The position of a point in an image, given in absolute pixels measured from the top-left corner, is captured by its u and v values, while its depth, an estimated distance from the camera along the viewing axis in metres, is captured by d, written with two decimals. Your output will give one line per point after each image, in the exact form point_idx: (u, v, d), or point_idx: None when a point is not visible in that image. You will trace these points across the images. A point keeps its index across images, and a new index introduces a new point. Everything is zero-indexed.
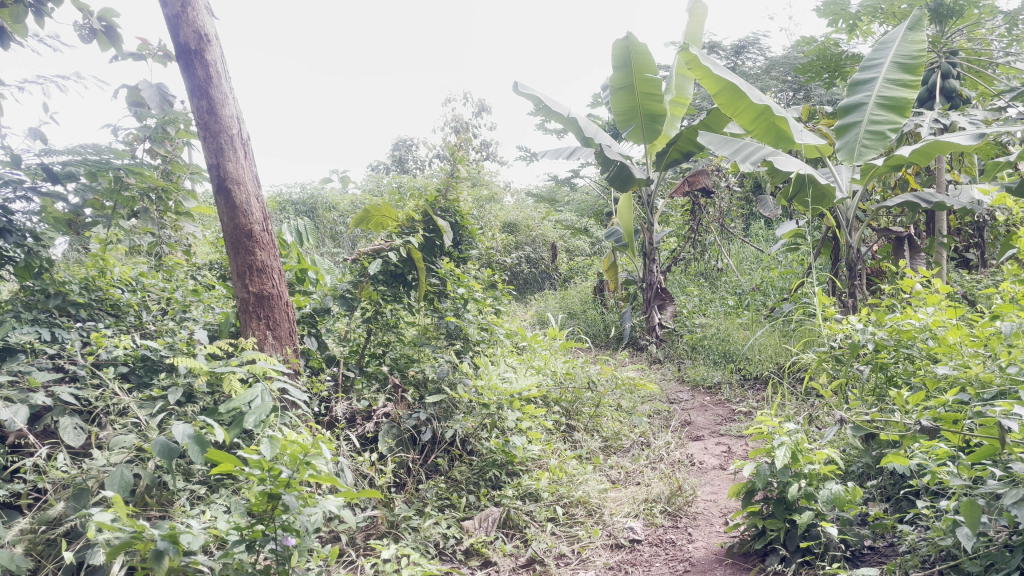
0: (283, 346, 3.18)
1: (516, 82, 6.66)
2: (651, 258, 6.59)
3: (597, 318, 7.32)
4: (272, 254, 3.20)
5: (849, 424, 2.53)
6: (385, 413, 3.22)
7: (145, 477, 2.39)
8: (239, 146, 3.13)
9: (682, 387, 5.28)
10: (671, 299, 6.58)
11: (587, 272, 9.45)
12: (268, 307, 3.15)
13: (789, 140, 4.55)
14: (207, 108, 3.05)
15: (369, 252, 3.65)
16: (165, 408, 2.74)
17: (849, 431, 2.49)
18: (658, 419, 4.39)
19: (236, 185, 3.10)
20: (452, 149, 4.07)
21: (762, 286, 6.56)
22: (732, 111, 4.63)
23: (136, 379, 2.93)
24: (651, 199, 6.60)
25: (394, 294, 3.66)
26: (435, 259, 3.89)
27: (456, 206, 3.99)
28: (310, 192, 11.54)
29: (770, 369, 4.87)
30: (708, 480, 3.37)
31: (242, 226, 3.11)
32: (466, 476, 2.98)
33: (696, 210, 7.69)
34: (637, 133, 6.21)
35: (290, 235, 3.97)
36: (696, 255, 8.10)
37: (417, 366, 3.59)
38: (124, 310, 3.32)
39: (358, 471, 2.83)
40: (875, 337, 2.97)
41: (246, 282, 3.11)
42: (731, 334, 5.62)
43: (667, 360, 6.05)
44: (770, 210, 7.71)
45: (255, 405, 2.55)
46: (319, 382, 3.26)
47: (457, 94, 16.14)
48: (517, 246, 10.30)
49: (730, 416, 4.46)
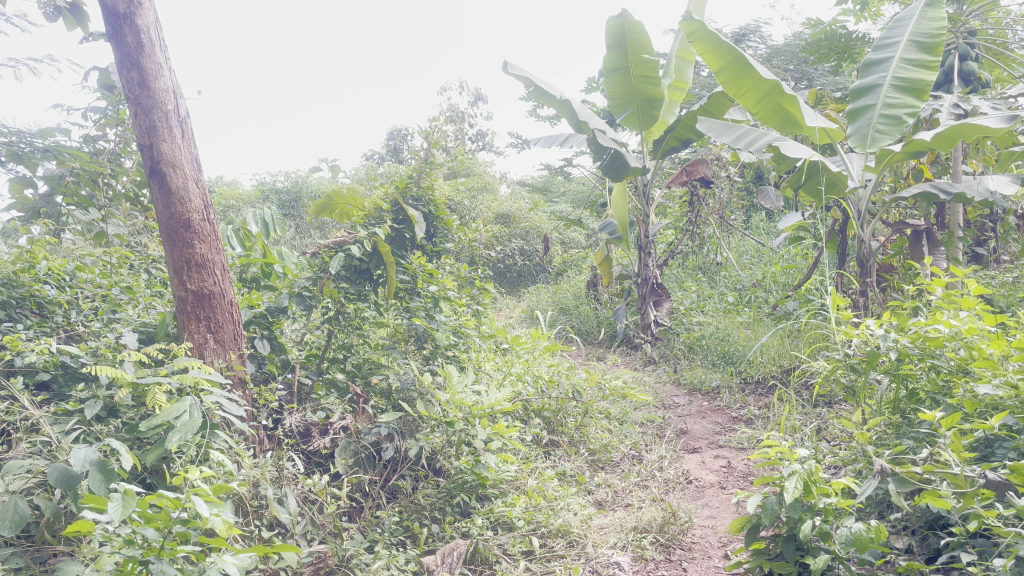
0: (225, 351, 2.81)
1: (506, 63, 6.28)
2: (646, 252, 6.22)
3: (589, 314, 6.96)
4: (214, 246, 2.83)
5: (893, 478, 2.07)
6: (343, 426, 2.87)
7: (47, 508, 2.03)
8: (176, 124, 2.76)
9: (678, 391, 4.91)
10: (668, 296, 6.21)
11: (581, 265, 9.10)
12: (209, 307, 2.78)
13: (797, 126, 4.19)
14: (138, 81, 2.68)
15: (331, 245, 3.30)
16: (82, 425, 2.37)
17: (894, 488, 2.04)
18: (651, 429, 4.04)
19: (172, 167, 2.73)
20: (428, 133, 3.73)
21: (763, 281, 6.21)
22: (737, 92, 4.25)
23: (56, 390, 2.56)
24: (646, 189, 6.23)
25: (358, 292, 3.30)
26: (405, 253, 3.53)
27: (429, 194, 3.65)
28: (295, 180, 11.24)
29: (774, 373, 4.51)
30: (704, 502, 3.02)
31: (179, 215, 2.73)
32: (431, 501, 2.63)
33: (693, 201, 7.33)
34: (633, 119, 5.83)
35: (251, 225, 3.62)
36: (694, 249, 7.73)
37: (382, 373, 3.23)
38: (52, 308, 2.95)
39: (307, 497, 2.48)
40: (896, 345, 2.61)
41: (184, 279, 2.74)
42: (731, 333, 5.25)
43: (663, 360, 5.69)
44: (771, 202, 7.34)
45: (181, 423, 2.21)
46: (269, 392, 2.90)
47: (450, 81, 15.76)
48: (508, 238, 9.90)
49: (730, 425, 4.10)
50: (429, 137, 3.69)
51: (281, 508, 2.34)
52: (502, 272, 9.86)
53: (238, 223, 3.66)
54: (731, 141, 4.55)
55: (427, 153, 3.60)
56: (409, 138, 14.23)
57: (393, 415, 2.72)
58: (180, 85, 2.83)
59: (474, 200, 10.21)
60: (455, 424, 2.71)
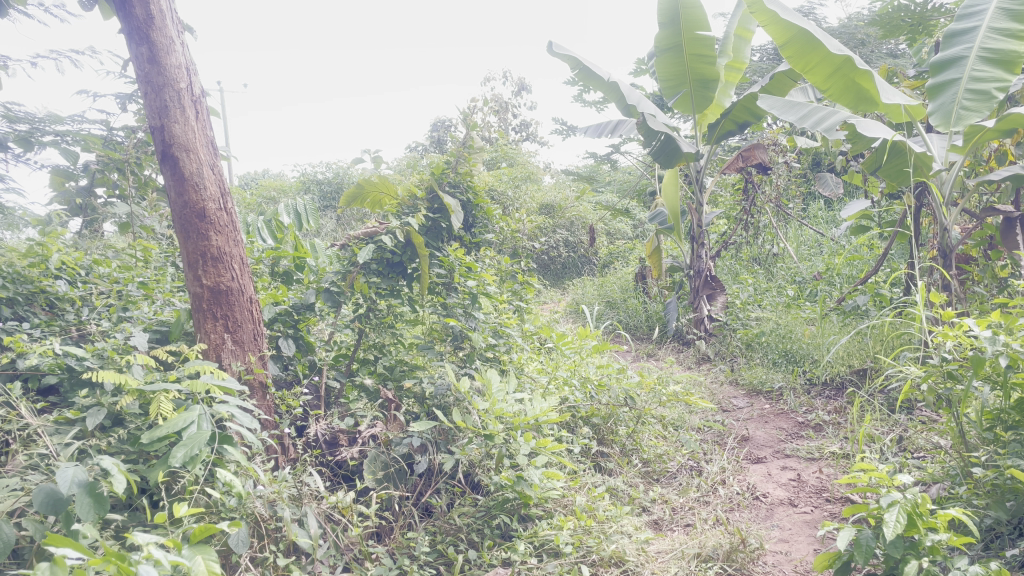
0: (244, 353, 2.57)
1: (551, 43, 5.97)
2: (699, 243, 5.87)
3: (638, 308, 6.62)
4: (232, 238, 2.58)
5: None
6: (372, 436, 2.61)
7: (36, 533, 1.79)
8: (189, 104, 2.51)
9: (736, 394, 4.56)
10: (722, 289, 5.83)
11: (629, 257, 8.75)
12: (227, 304, 2.54)
13: (872, 104, 3.77)
14: (148, 57, 2.44)
15: (361, 236, 3.01)
16: (84, 436, 2.15)
17: None
18: (709, 437, 3.70)
19: (186, 151, 2.48)
20: (466, 114, 3.44)
21: (826, 274, 5.81)
22: (803, 68, 3.89)
23: (60, 396, 2.34)
24: (700, 175, 5.86)
25: (391, 287, 3.03)
26: (441, 245, 3.25)
27: (468, 180, 3.36)
28: (337, 172, 11.12)
29: (845, 374, 4.13)
30: (775, 523, 2.70)
31: (194, 204, 2.49)
32: (467, 521, 2.36)
33: (749, 188, 6.92)
34: (686, 101, 5.47)
35: (281, 216, 3.39)
36: (748, 239, 7.31)
37: (416, 375, 2.95)
38: (64, 305, 2.76)
39: (328, 516, 2.23)
40: (1006, 350, 2.22)
41: (199, 274, 2.50)
42: (793, 330, 4.86)
43: (718, 358, 5.33)
44: (832, 189, 6.91)
45: (188, 436, 1.99)
46: (293, 397, 2.67)
47: (494, 71, 15.53)
48: (553, 229, 9.58)
49: (796, 432, 3.75)
50: (468, 119, 3.40)
51: (301, 532, 2.10)
52: (547, 264, 9.55)
53: (268, 213, 3.42)
54: (797, 120, 4.19)
55: (466, 136, 3.31)
56: (453, 129, 13.98)
57: (426, 427, 2.44)
58: (194, 61, 2.58)
59: (517, 190, 9.91)
60: (494, 438, 2.37)
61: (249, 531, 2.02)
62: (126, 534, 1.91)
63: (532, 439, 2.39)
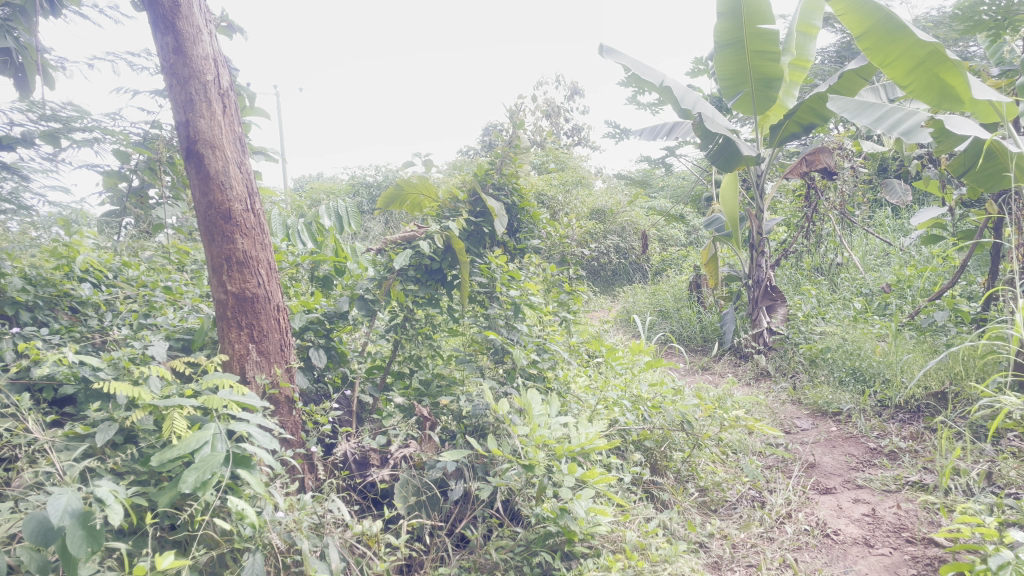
0: (269, 364, 2.39)
1: (603, 44, 5.75)
2: (759, 251, 5.56)
3: (692, 318, 6.33)
4: (258, 241, 2.40)
5: None
6: (405, 456, 2.41)
7: (31, 562, 1.60)
8: (216, 98, 2.34)
9: (799, 414, 4.26)
10: (783, 300, 5.51)
11: (682, 264, 8.44)
12: (252, 312, 2.36)
13: (958, 102, 3.48)
14: (173, 47, 2.28)
15: (399, 241, 2.87)
16: (95, 453, 1.99)
17: None
18: (771, 463, 3.42)
19: (211, 148, 2.31)
20: (513, 112, 3.24)
21: (897, 287, 5.46)
22: (882, 61, 3.67)
23: (75, 407, 2.18)
24: (760, 180, 5.53)
25: (429, 296, 2.84)
26: (483, 251, 3.06)
27: (514, 182, 3.19)
28: (385, 175, 11.07)
29: (921, 398, 3.80)
30: (851, 566, 2.42)
31: (219, 205, 2.32)
32: (505, 557, 2.13)
33: (811, 194, 6.56)
34: (747, 101, 5.17)
35: (321, 219, 3.27)
36: (809, 247, 6.95)
37: (453, 391, 2.74)
38: (87, 310, 2.62)
39: (352, 547, 2.03)
40: None
41: (223, 279, 2.33)
42: (863, 346, 4.51)
43: (778, 374, 5.02)
44: (898, 197, 6.65)
45: (200, 458, 1.81)
46: (322, 413, 2.48)
47: (548, 76, 15.42)
48: (603, 234, 9.32)
49: (868, 459, 3.45)
50: (514, 116, 3.20)
51: (320, 565, 1.89)
52: (596, 271, 9.29)
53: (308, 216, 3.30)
54: (872, 122, 3.89)
55: (512, 135, 3.11)
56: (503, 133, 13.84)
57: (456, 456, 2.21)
58: (223, 52, 2.41)
59: (567, 195, 9.70)
60: (535, 468, 2.09)
61: (264, 564, 1.83)
62: (130, 565, 1.74)
63: (576, 471, 2.08)
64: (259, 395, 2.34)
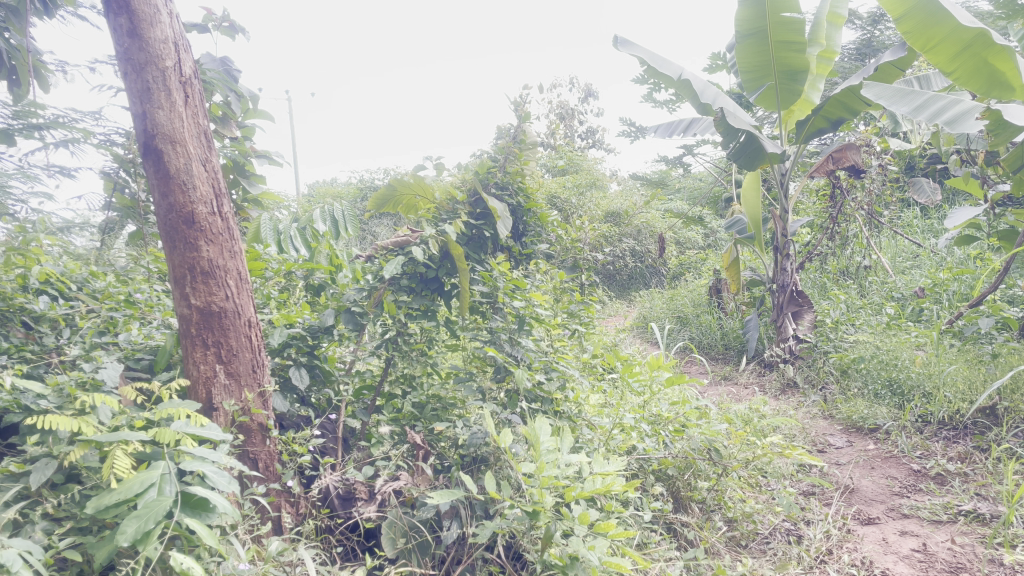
0: (240, 389, 2.11)
1: (617, 37, 5.45)
2: (784, 254, 5.24)
3: (712, 325, 6.00)
4: (227, 248, 2.12)
5: None
6: (395, 491, 2.12)
7: None
8: (177, 87, 2.06)
9: (832, 430, 3.94)
10: (810, 306, 5.17)
11: (701, 268, 8.10)
12: (219, 329, 2.08)
13: (1009, 90, 3.20)
14: (127, 30, 2.00)
15: (391, 247, 2.61)
16: (30, 496, 1.71)
17: None
18: (806, 489, 3.11)
19: (171, 144, 2.04)
20: (518, 105, 2.98)
21: (932, 291, 5.11)
22: (923, 47, 3.34)
23: (16, 438, 1.91)
24: (784, 179, 5.20)
25: (424, 307, 2.56)
26: (484, 257, 2.78)
27: (518, 181, 2.91)
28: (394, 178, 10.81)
29: (968, 414, 3.47)
30: None
31: (180, 208, 2.04)
32: None
33: (836, 193, 6.21)
34: (771, 94, 4.86)
35: (316, 224, 2.78)
36: (834, 250, 6.59)
37: (451, 415, 2.45)
38: (41, 325, 2.35)
39: None
40: None
41: (186, 292, 2.05)
42: (899, 356, 4.17)
43: (806, 384, 4.69)
44: (929, 196, 6.35)
45: (143, 505, 1.53)
46: (302, 441, 2.20)
47: (562, 79, 15.21)
48: (618, 237, 8.99)
49: (912, 483, 3.12)
50: (518, 110, 2.93)
51: None
52: (611, 275, 8.96)
53: (302, 220, 2.82)
54: (910, 113, 3.58)
55: (516, 129, 2.84)
56: None
57: (448, 498, 1.84)
58: (187, 36, 2.14)
59: (581, 198, 9.40)
60: (539, 514, 1.73)
61: None
62: None
63: (589, 520, 1.72)
64: (228, 424, 2.06)
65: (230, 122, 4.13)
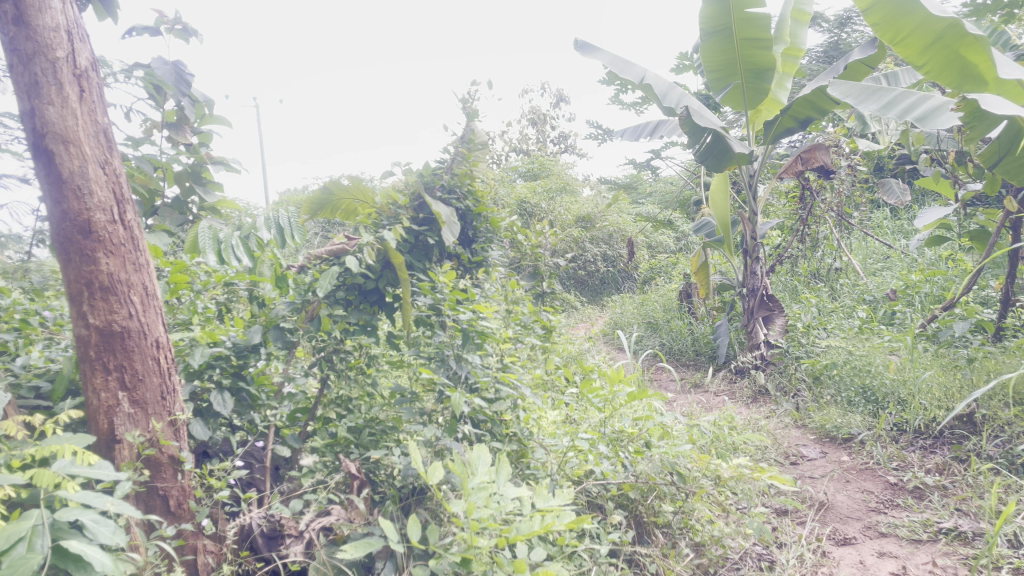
0: (146, 418, 1.89)
1: (579, 40, 5.29)
2: (754, 257, 5.08)
3: (683, 331, 5.83)
4: (131, 261, 1.90)
5: None
6: (324, 529, 1.90)
7: None
8: (71, 81, 1.84)
9: (805, 441, 3.77)
10: (781, 310, 5.01)
11: (672, 272, 7.95)
12: (122, 351, 1.85)
13: (982, 82, 3.04)
14: (11, 15, 1.77)
15: (326, 256, 2.41)
16: None
17: None
18: (778, 507, 2.93)
19: (64, 144, 1.81)
20: (467, 103, 2.81)
21: (904, 292, 4.99)
22: (892, 40, 3.21)
23: None
24: (753, 181, 5.05)
25: (363, 321, 2.35)
26: (429, 266, 2.58)
27: (467, 183, 2.73)
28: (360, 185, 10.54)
29: (944, 423, 3.33)
30: None
31: (76, 215, 1.81)
32: None
33: (806, 195, 6.08)
34: (737, 93, 4.71)
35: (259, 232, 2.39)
36: (805, 252, 6.45)
37: (391, 440, 2.24)
38: None
39: None
40: None
41: (83, 311, 1.82)
42: (872, 360, 4.03)
43: (779, 392, 4.53)
44: (898, 196, 6.25)
45: (8, 564, 1.29)
46: (220, 474, 1.98)
47: (532, 83, 15.07)
48: (588, 242, 8.81)
49: (889, 499, 2.96)
50: (466, 107, 2.76)
51: None
52: (582, 280, 8.78)
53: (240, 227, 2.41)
54: (879, 110, 3.44)
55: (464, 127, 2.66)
56: None
57: (363, 550, 1.63)
58: (84, 24, 1.91)
59: (550, 202, 9.23)
60: (473, 562, 1.52)
61: None
62: None
63: (527, 567, 1.50)
64: (133, 459, 1.83)
65: (184, 127, 3.90)
